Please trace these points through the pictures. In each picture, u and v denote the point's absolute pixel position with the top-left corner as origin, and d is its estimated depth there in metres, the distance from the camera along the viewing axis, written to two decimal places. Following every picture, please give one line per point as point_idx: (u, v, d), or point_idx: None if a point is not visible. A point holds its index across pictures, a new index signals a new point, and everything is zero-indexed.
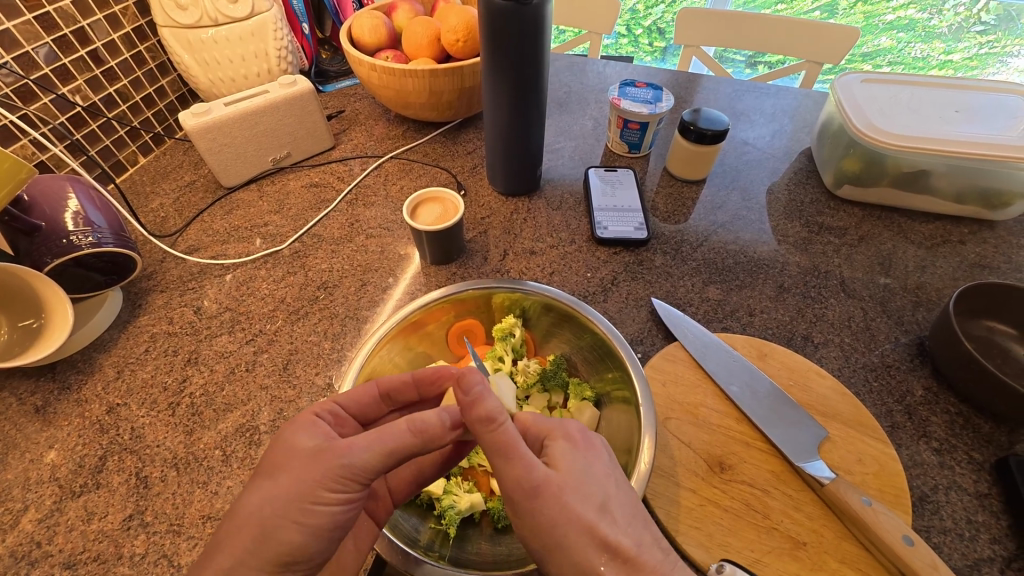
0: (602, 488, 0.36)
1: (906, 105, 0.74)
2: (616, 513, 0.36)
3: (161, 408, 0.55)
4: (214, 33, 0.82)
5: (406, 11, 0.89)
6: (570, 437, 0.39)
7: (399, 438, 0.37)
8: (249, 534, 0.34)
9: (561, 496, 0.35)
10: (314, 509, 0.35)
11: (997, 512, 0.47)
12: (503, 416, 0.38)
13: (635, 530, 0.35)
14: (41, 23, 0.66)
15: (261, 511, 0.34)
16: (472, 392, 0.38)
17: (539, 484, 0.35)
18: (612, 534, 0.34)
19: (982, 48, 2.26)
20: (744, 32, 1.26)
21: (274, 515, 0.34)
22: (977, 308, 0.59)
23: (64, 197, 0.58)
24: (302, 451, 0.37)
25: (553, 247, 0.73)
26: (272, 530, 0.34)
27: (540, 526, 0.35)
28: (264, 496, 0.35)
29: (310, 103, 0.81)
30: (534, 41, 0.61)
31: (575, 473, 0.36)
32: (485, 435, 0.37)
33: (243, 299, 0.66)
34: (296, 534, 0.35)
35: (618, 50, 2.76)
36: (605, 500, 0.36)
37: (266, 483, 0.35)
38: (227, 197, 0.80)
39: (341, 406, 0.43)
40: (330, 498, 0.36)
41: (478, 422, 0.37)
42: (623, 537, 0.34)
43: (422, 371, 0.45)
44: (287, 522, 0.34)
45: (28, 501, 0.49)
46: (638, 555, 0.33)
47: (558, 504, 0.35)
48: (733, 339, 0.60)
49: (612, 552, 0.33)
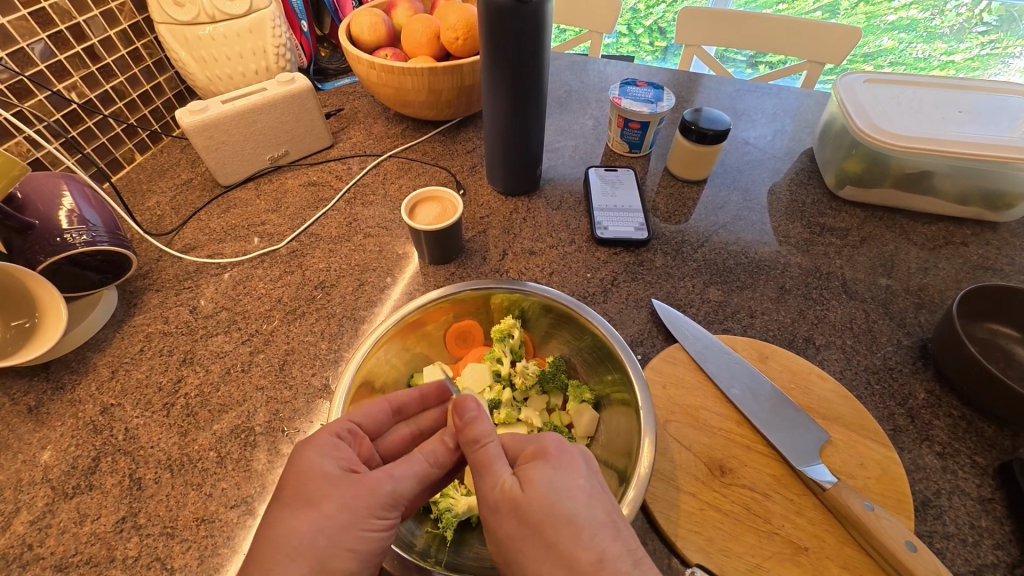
0: (569, 502, 0.35)
1: (909, 105, 0.73)
2: (581, 525, 0.34)
3: (156, 408, 0.55)
4: (212, 30, 0.81)
5: (405, 9, 0.88)
6: (544, 452, 0.38)
7: (418, 466, 0.38)
8: (304, 566, 0.32)
9: (521, 514, 0.34)
10: (366, 536, 0.35)
11: (1001, 518, 0.47)
12: (490, 438, 0.39)
13: (601, 541, 0.33)
14: (37, 20, 0.66)
15: (313, 542, 0.33)
16: (463, 417, 0.39)
17: (499, 501, 0.36)
18: (573, 548, 0.33)
19: (984, 49, 2.26)
20: (746, 32, 1.25)
21: (331, 544, 0.33)
22: (981, 310, 0.58)
23: (58, 196, 0.57)
24: (338, 479, 0.36)
25: (552, 247, 0.72)
26: (329, 560, 0.33)
27: (501, 540, 0.36)
28: (312, 524, 0.34)
29: (308, 100, 0.80)
30: (533, 41, 0.60)
31: (540, 486, 0.35)
32: (470, 454, 0.38)
33: (240, 299, 0.65)
34: (348, 562, 0.34)
35: (618, 50, 2.75)
36: (569, 511, 0.34)
37: (310, 511, 0.34)
38: (225, 195, 0.79)
39: (356, 425, 0.41)
40: (377, 525, 0.36)
41: (465, 442, 0.39)
42: (584, 552, 0.32)
43: (426, 387, 0.47)
44: (342, 551, 0.34)
45: (20, 502, 0.48)
46: (598, 572, 0.31)
47: (515, 519, 0.35)
48: (733, 341, 0.59)
49: (570, 567, 0.32)
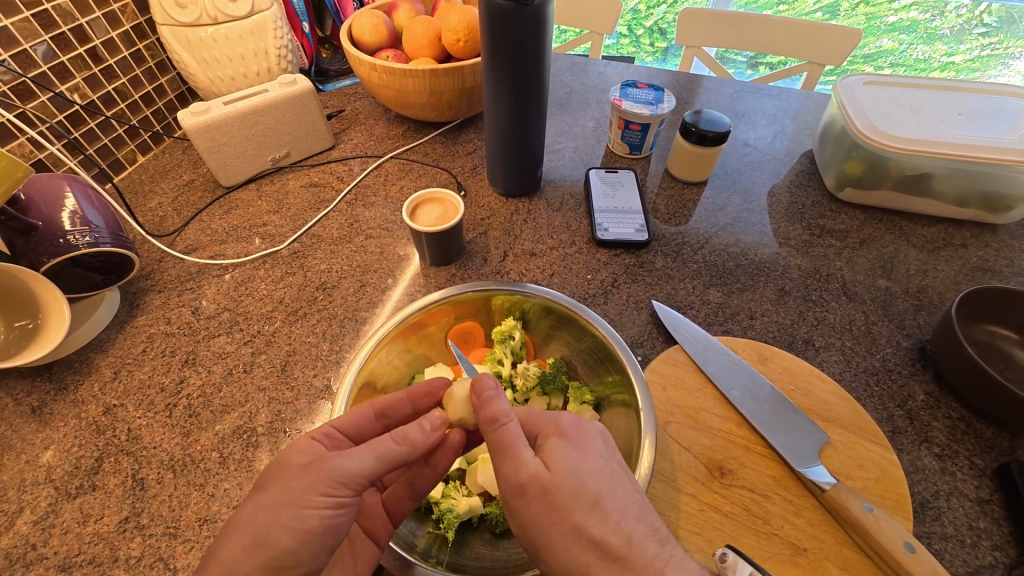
0: (595, 483, 0.35)
1: (909, 107, 0.74)
2: (608, 508, 0.34)
3: (158, 409, 0.55)
4: (214, 31, 0.81)
5: (407, 11, 0.88)
6: (563, 433, 0.38)
7: (382, 446, 0.38)
8: (241, 542, 0.33)
9: (549, 496, 0.34)
10: (307, 514, 0.35)
11: (999, 519, 0.47)
12: (509, 417, 0.39)
13: (628, 523, 0.34)
14: (40, 21, 0.66)
15: (253, 519, 0.34)
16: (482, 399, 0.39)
17: (525, 483, 0.35)
18: (603, 531, 0.33)
19: (984, 51, 2.26)
20: (746, 33, 1.26)
21: (270, 521, 0.34)
22: (980, 312, 0.59)
23: (61, 197, 0.57)
24: (298, 465, 0.37)
25: (553, 249, 0.73)
26: (266, 536, 0.34)
27: (527, 524, 0.35)
28: (257, 504, 0.35)
29: (309, 102, 0.80)
30: (535, 42, 0.60)
31: (566, 469, 0.35)
32: (489, 434, 0.38)
33: (242, 300, 0.66)
34: (290, 539, 0.34)
35: (618, 51, 2.75)
36: (596, 494, 0.35)
37: (259, 493, 0.35)
38: (226, 196, 0.79)
39: (335, 427, 0.41)
40: (321, 503, 0.36)
41: (484, 422, 0.39)
42: (613, 535, 0.33)
43: (415, 388, 0.46)
44: (279, 528, 0.34)
45: (23, 502, 0.48)
46: (630, 554, 0.32)
47: (543, 502, 0.35)
48: (733, 343, 0.59)
49: (602, 551, 0.33)
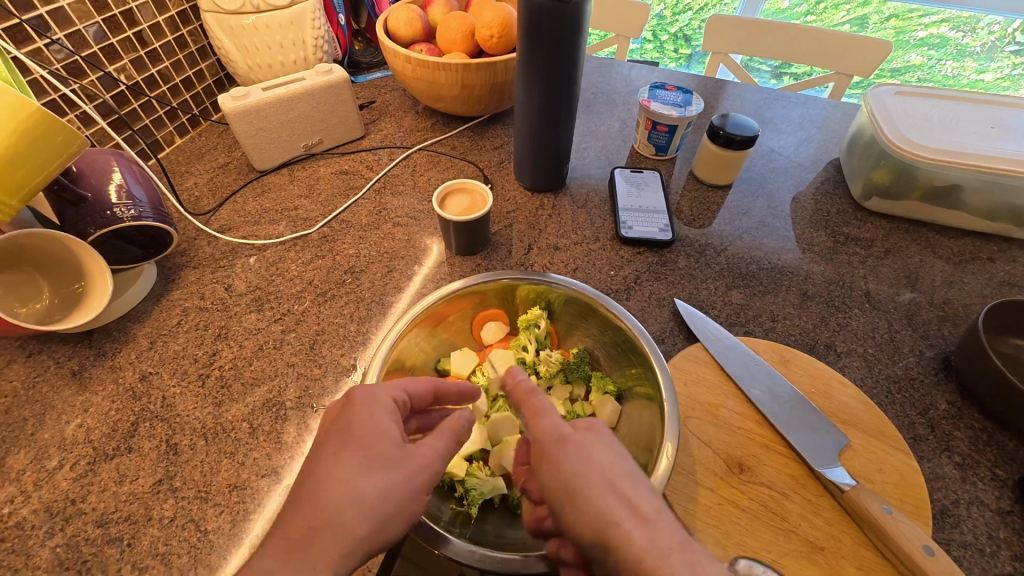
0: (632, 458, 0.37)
1: (941, 119, 0.73)
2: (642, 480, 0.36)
3: (192, 378, 0.57)
4: (256, 19, 0.83)
5: (441, 6, 0.90)
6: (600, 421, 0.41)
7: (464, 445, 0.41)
8: (366, 525, 0.34)
9: (590, 453, 0.36)
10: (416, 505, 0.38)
11: (1019, 530, 0.47)
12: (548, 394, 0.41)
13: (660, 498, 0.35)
14: (94, 3, 0.69)
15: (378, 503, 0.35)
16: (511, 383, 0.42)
17: (565, 435, 0.38)
18: (637, 493, 0.34)
19: (1016, 70, 2.22)
20: (774, 41, 1.25)
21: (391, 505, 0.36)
22: (1007, 325, 0.58)
23: (109, 171, 0.60)
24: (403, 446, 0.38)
25: (577, 244, 0.74)
26: (387, 522, 0.36)
27: (563, 472, 0.36)
28: (382, 487, 0.36)
29: (344, 91, 0.82)
30: (570, 40, 0.61)
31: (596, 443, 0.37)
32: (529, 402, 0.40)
33: (273, 279, 0.68)
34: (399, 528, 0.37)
35: (642, 55, 2.75)
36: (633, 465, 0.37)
37: (378, 476, 0.36)
38: (259, 180, 0.82)
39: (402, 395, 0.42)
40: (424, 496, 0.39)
41: (524, 392, 0.41)
42: (649, 499, 0.34)
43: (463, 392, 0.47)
44: (396, 516, 0.36)
45: (63, 459, 0.50)
46: (663, 518, 0.33)
47: (580, 456, 0.36)
48: (755, 343, 0.60)
49: (637, 511, 0.33)
